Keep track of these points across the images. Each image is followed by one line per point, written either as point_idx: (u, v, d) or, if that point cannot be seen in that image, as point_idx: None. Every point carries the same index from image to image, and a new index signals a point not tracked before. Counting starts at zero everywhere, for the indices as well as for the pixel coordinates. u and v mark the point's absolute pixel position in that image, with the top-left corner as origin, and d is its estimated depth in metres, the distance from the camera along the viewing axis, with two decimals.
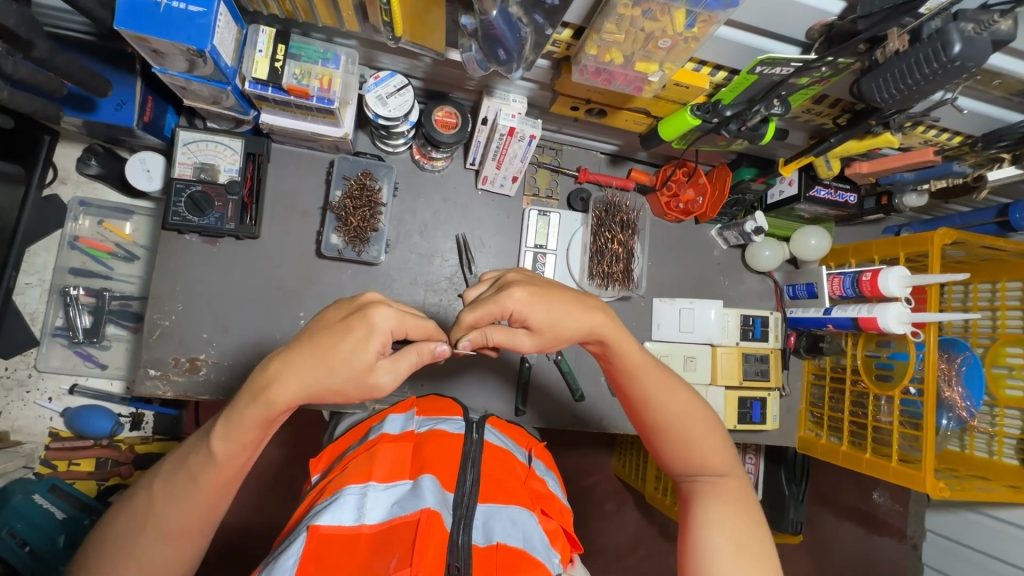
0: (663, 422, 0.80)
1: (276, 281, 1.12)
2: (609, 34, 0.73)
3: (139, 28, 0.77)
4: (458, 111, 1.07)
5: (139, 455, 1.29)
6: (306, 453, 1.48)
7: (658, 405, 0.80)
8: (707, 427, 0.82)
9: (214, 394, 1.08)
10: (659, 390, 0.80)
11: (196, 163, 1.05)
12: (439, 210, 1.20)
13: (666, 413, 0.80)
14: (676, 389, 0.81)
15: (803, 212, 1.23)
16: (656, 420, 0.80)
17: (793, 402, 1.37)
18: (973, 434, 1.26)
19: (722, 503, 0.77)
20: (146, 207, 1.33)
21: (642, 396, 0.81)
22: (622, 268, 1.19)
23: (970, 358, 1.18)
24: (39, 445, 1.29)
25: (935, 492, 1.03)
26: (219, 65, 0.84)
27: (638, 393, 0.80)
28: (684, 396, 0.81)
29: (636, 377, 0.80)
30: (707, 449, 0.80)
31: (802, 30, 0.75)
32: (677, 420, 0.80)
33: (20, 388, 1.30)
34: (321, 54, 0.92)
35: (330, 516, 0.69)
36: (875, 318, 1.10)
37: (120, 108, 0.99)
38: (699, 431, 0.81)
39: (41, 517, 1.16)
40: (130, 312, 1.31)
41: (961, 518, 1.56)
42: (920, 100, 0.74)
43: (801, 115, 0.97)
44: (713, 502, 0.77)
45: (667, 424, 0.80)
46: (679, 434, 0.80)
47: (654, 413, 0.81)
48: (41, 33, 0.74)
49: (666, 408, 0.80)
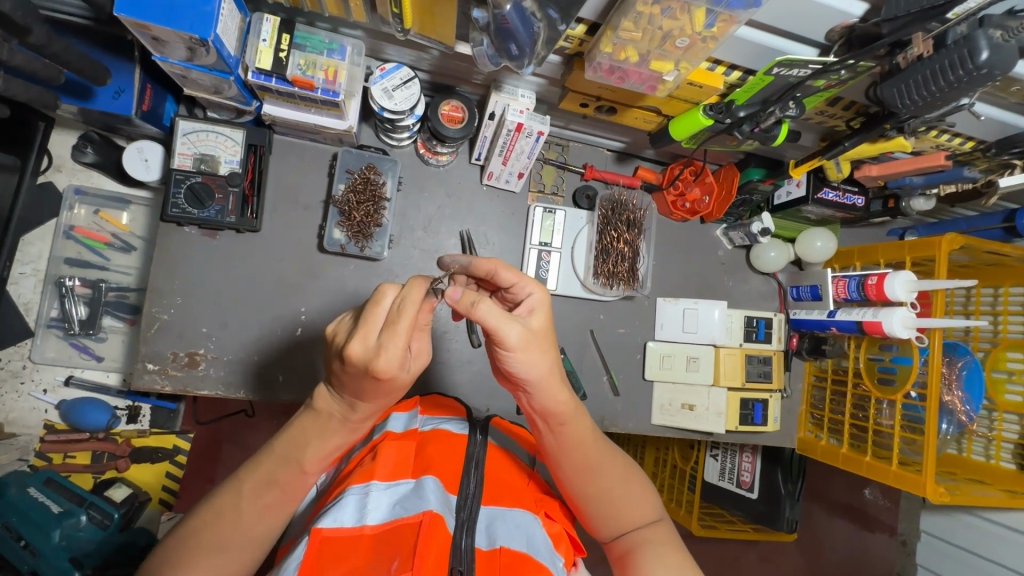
0: (599, 491, 0.79)
1: (278, 275, 1.10)
2: (626, 32, 0.71)
3: (139, 15, 0.74)
4: (465, 105, 1.05)
5: (135, 449, 1.31)
6: None
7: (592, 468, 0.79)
8: (637, 484, 0.83)
9: (214, 389, 1.07)
10: (592, 452, 0.79)
11: (196, 153, 1.02)
12: (443, 205, 1.19)
13: (602, 482, 0.80)
14: (606, 450, 0.82)
15: (810, 214, 1.22)
16: (591, 484, 0.79)
17: (793, 404, 1.37)
18: (970, 438, 1.26)
19: (663, 553, 0.77)
20: (143, 197, 1.30)
21: (581, 465, 0.79)
22: (628, 267, 1.18)
23: (971, 363, 1.19)
24: (34, 437, 1.27)
25: (934, 497, 1.03)
26: (223, 55, 0.82)
27: (573, 458, 0.79)
28: (611, 456, 0.82)
29: (574, 446, 0.78)
30: (637, 509, 0.80)
31: (821, 31, 0.73)
32: (608, 481, 0.80)
33: (14, 379, 1.28)
34: (327, 45, 0.90)
35: (331, 518, 0.68)
36: (880, 323, 1.09)
37: (119, 96, 0.97)
38: (634, 487, 0.82)
39: (35, 509, 1.14)
40: (126, 304, 1.29)
41: (954, 518, 1.58)
42: (941, 106, 0.73)
43: (814, 117, 0.95)
44: (655, 555, 0.77)
45: (603, 493, 0.79)
46: (614, 500, 0.80)
47: (590, 484, 0.79)
48: (38, 18, 0.71)
49: (602, 475, 0.80)
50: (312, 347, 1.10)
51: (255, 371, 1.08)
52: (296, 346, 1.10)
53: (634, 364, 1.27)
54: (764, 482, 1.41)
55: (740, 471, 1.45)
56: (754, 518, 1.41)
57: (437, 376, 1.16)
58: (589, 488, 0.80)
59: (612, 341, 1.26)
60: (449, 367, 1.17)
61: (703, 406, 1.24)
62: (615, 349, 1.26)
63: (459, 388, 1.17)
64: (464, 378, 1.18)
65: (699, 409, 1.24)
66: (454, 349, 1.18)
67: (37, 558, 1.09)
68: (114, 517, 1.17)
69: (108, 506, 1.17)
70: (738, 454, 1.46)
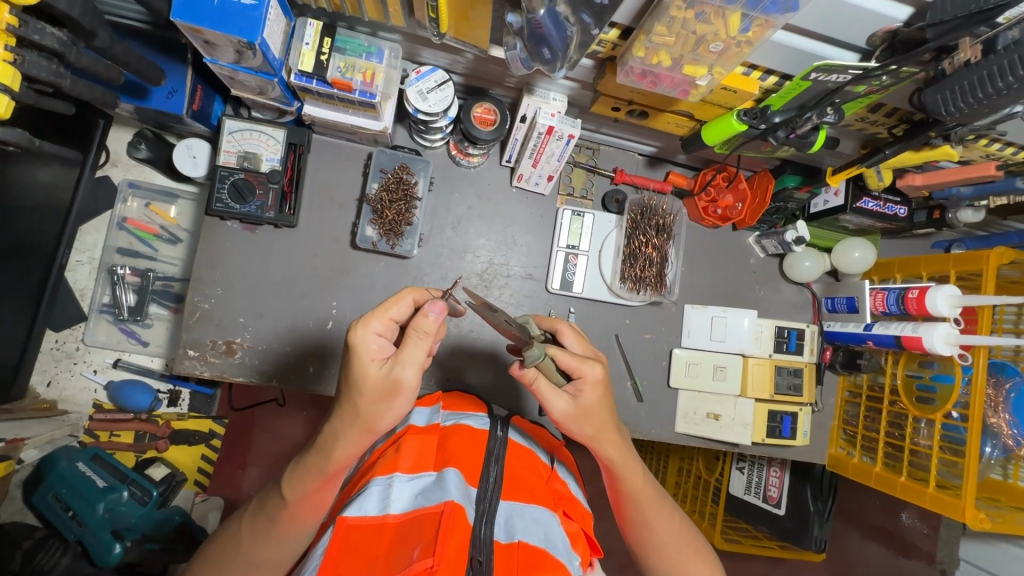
0: (657, 544, 0.86)
1: (312, 270, 1.14)
2: (659, 36, 0.72)
3: (194, 20, 0.79)
4: (497, 108, 1.07)
5: (174, 431, 1.38)
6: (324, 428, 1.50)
7: (651, 519, 0.86)
8: (693, 545, 0.88)
9: (249, 376, 1.12)
10: (655, 503, 0.86)
11: (240, 151, 1.07)
12: (473, 205, 1.20)
13: (658, 537, 0.86)
14: (665, 508, 0.88)
15: (848, 222, 1.16)
16: (648, 535, 0.86)
17: (825, 419, 1.32)
18: (1017, 463, 1.14)
19: None
20: (190, 191, 1.37)
21: (639, 518, 0.86)
22: (656, 272, 1.17)
23: (1020, 385, 1.12)
24: (84, 415, 1.35)
25: (974, 523, 0.98)
26: (269, 58, 0.86)
27: (639, 504, 0.86)
28: (671, 512, 0.88)
29: (637, 501, 0.86)
30: (691, 568, 0.86)
31: (862, 36, 0.72)
32: (666, 539, 0.86)
33: (68, 359, 1.36)
34: (366, 48, 0.94)
35: (357, 508, 0.71)
36: (919, 338, 1.04)
37: (172, 96, 1.03)
38: (689, 553, 0.86)
39: (82, 482, 1.21)
40: (171, 293, 1.36)
41: (998, 549, 1.50)
42: (987, 115, 0.71)
43: (854, 124, 0.93)
44: None
45: (661, 545, 0.86)
46: (669, 555, 0.86)
47: (648, 535, 0.86)
48: (102, 23, 0.77)
49: (660, 530, 0.86)
50: (341, 341, 1.13)
51: (287, 361, 1.13)
52: (326, 339, 1.13)
53: (659, 370, 1.26)
54: (792, 499, 1.40)
55: (768, 486, 1.44)
56: (781, 534, 1.40)
57: (459, 374, 1.18)
58: (647, 539, 0.87)
59: (637, 347, 1.25)
60: (473, 366, 1.19)
61: (729, 416, 1.22)
62: (640, 355, 1.25)
63: (483, 387, 1.18)
64: (487, 377, 1.19)
65: (725, 420, 1.22)
66: (479, 349, 1.19)
67: (84, 527, 1.17)
68: (153, 494, 1.23)
69: (147, 484, 1.24)
70: (765, 468, 1.45)
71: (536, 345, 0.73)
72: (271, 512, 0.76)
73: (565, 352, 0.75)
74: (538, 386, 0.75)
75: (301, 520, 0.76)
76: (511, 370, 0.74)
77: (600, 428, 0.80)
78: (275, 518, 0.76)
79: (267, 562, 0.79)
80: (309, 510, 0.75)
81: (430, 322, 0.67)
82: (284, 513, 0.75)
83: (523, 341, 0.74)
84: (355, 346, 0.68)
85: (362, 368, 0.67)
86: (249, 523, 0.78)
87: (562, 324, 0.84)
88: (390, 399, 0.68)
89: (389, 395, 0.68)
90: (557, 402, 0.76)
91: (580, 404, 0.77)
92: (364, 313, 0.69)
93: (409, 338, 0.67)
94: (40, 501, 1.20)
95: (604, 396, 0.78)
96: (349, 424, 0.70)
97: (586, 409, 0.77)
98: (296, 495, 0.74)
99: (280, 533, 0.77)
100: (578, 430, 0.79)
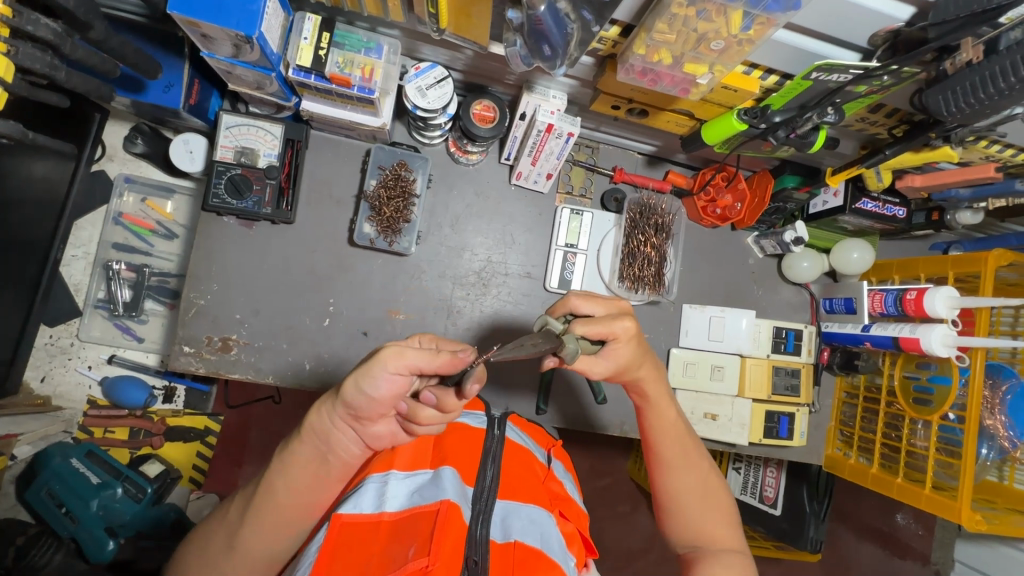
0: (679, 491, 0.86)
1: (309, 267, 1.13)
2: (660, 34, 0.71)
3: (189, 13, 0.78)
4: (497, 105, 1.06)
5: (170, 428, 1.37)
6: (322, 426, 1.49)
7: (675, 466, 0.86)
8: (715, 497, 0.87)
9: (245, 373, 1.11)
10: (679, 452, 0.86)
11: (237, 146, 1.06)
12: (472, 203, 1.20)
13: (683, 483, 0.86)
14: (692, 453, 0.88)
15: (847, 224, 1.17)
16: (670, 481, 0.86)
17: (822, 419, 1.32)
18: (1013, 465, 1.16)
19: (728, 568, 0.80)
20: (187, 187, 1.37)
21: (666, 460, 0.86)
22: (654, 272, 1.17)
23: (1017, 387, 1.12)
24: (78, 411, 1.34)
25: (969, 524, 0.99)
26: (266, 52, 0.85)
27: (663, 451, 0.86)
28: (697, 462, 0.88)
29: (667, 441, 0.86)
30: (712, 518, 0.85)
31: (864, 36, 0.72)
32: (687, 487, 0.86)
33: (62, 355, 1.35)
34: (364, 43, 0.93)
35: (352, 505, 0.71)
36: (917, 339, 1.04)
37: (168, 90, 1.02)
38: (709, 506, 0.86)
39: (76, 479, 1.20)
40: (167, 289, 1.35)
41: (993, 550, 1.51)
42: (988, 117, 0.71)
43: (854, 124, 0.93)
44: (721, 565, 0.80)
45: (683, 492, 0.86)
46: (690, 504, 0.86)
47: (673, 480, 0.86)
48: (98, 15, 0.76)
49: (684, 477, 0.86)
50: (338, 338, 1.13)
51: (283, 358, 1.12)
52: (323, 336, 1.13)
53: None
54: (788, 500, 1.40)
55: (764, 486, 1.44)
56: (776, 534, 1.42)
57: None
58: (668, 486, 0.87)
59: None
60: None
61: (726, 416, 1.22)
62: None
63: (481, 382, 1.18)
64: (484, 376, 1.18)
65: (722, 420, 1.22)
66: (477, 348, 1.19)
67: (77, 523, 1.17)
68: (148, 491, 1.22)
69: (142, 481, 1.22)
70: (761, 468, 1.45)
71: (569, 340, 0.70)
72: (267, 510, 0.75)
73: (592, 324, 0.73)
74: (576, 363, 0.76)
75: (298, 518, 0.75)
76: (549, 364, 0.76)
77: (639, 374, 0.80)
78: (270, 516, 0.74)
79: (259, 560, 0.76)
80: (305, 507, 0.74)
81: (436, 328, 0.62)
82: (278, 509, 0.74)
83: (554, 344, 0.70)
84: (358, 327, 0.68)
85: (362, 347, 0.67)
86: (242, 520, 0.77)
87: (573, 297, 0.79)
88: (376, 384, 0.64)
89: (372, 384, 0.64)
90: (597, 369, 0.77)
91: (618, 361, 0.77)
92: (391, 316, 0.70)
93: (407, 336, 0.64)
94: (33, 497, 1.20)
95: (639, 345, 0.77)
96: (350, 421, 0.69)
97: (625, 363, 0.77)
98: (290, 491, 0.72)
99: (272, 531, 0.75)
100: (616, 381, 0.81)
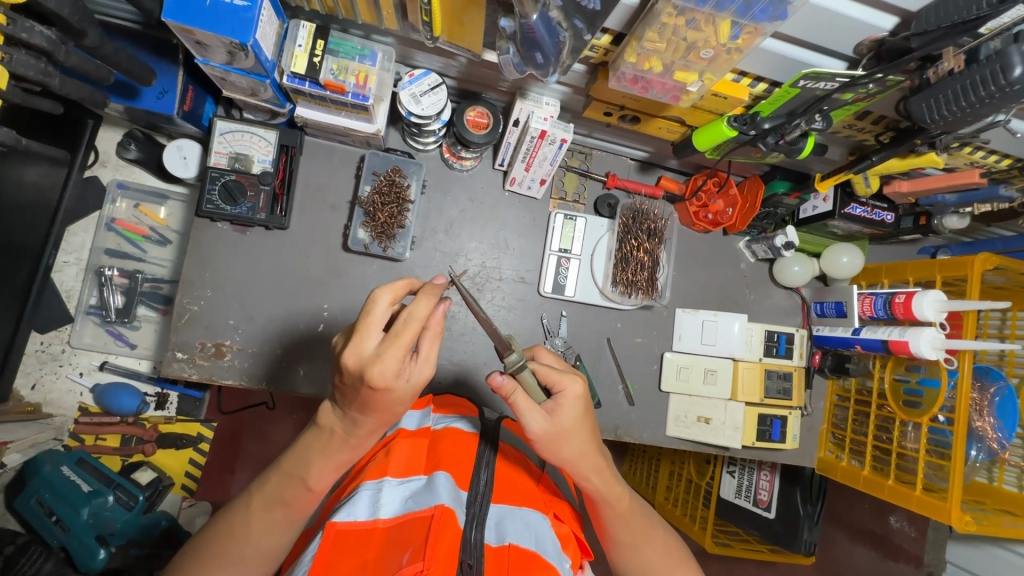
0: (645, 561, 0.85)
1: (302, 272, 1.13)
2: (650, 43, 0.72)
3: (185, 21, 0.78)
4: (490, 111, 1.07)
5: (161, 435, 1.37)
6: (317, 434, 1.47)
7: (637, 538, 0.86)
8: (678, 560, 0.88)
9: (238, 379, 1.11)
10: (637, 524, 0.86)
11: (231, 152, 1.07)
12: (466, 208, 1.21)
13: (646, 552, 0.86)
14: (647, 523, 0.88)
15: (837, 229, 1.19)
16: (637, 553, 0.86)
17: (814, 422, 1.32)
18: (1002, 467, 1.18)
19: None
20: (180, 192, 1.36)
21: (626, 539, 0.85)
22: (648, 276, 1.18)
23: (1004, 389, 1.13)
24: (69, 419, 1.33)
25: (960, 525, 0.99)
26: (260, 59, 0.85)
27: (620, 528, 0.85)
28: (655, 530, 0.88)
29: (623, 521, 0.85)
30: None
31: (849, 45, 0.73)
32: (652, 556, 0.86)
33: (53, 361, 1.34)
34: (359, 50, 0.94)
35: (346, 513, 0.71)
36: (906, 342, 1.05)
37: (162, 96, 1.02)
38: (675, 569, 0.86)
39: (66, 487, 1.19)
40: (160, 294, 1.35)
41: (985, 551, 1.53)
42: (972, 123, 0.73)
43: (842, 131, 0.94)
44: None
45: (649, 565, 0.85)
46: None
47: (636, 552, 0.86)
48: (92, 22, 0.77)
49: (646, 548, 0.86)
50: (332, 343, 1.13)
51: (278, 363, 1.12)
52: (318, 341, 1.13)
53: (650, 374, 1.26)
54: (782, 503, 1.41)
55: (757, 489, 1.45)
56: (771, 538, 1.43)
57: (451, 376, 1.18)
58: (633, 558, 0.86)
59: (629, 350, 1.25)
60: (465, 368, 1.18)
61: (720, 419, 1.23)
62: (631, 359, 1.25)
63: (476, 384, 1.18)
64: (477, 380, 1.18)
65: (716, 423, 1.23)
66: (471, 352, 1.19)
67: (68, 533, 1.17)
68: (139, 498, 1.21)
69: (134, 488, 1.21)
70: (755, 472, 1.46)
71: (516, 354, 0.75)
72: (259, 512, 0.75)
73: (543, 365, 0.77)
74: (516, 399, 0.74)
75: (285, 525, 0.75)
76: (492, 381, 0.72)
77: (582, 448, 0.78)
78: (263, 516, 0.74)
79: (241, 563, 0.75)
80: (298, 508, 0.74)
81: (441, 316, 0.68)
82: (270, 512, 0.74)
83: (505, 347, 0.76)
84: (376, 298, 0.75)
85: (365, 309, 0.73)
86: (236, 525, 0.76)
87: (540, 348, 0.84)
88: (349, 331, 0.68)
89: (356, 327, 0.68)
90: (533, 418, 0.74)
91: (558, 422, 0.75)
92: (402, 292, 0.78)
93: (424, 335, 0.67)
94: (23, 506, 1.19)
95: (584, 415, 0.77)
96: None
97: (565, 426, 0.75)
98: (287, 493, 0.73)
99: (255, 533, 0.75)
100: (557, 453, 0.77)
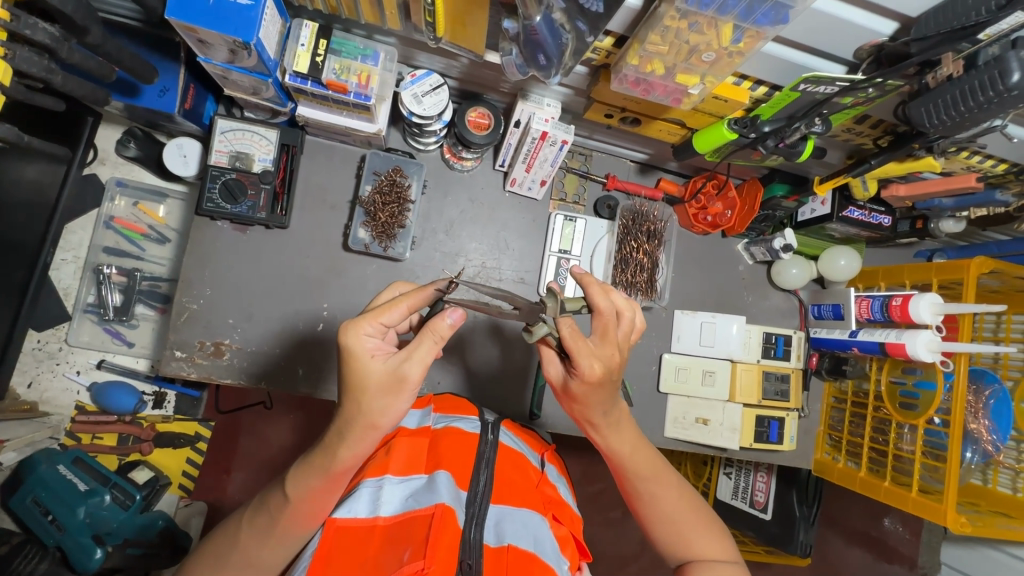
0: (659, 509, 0.86)
1: (300, 271, 1.13)
2: (653, 45, 0.73)
3: (188, 19, 0.78)
4: (491, 112, 1.07)
5: (159, 434, 1.36)
6: (313, 433, 1.46)
7: (648, 486, 0.86)
8: (695, 512, 0.87)
9: (236, 378, 1.11)
10: (650, 473, 0.86)
11: (231, 151, 1.07)
12: (466, 209, 1.21)
13: (659, 501, 0.86)
14: (662, 473, 0.87)
15: (834, 231, 1.20)
16: (649, 501, 0.87)
17: (811, 424, 1.33)
18: (997, 469, 1.18)
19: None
20: (179, 190, 1.36)
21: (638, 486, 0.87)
22: (647, 277, 1.20)
23: (999, 392, 1.14)
24: (65, 417, 1.33)
25: (955, 526, 1.00)
26: (263, 58, 0.85)
27: (632, 475, 0.86)
28: (670, 480, 0.88)
29: (634, 469, 0.86)
30: (695, 533, 0.85)
31: (850, 48, 0.74)
32: (665, 504, 0.86)
33: (50, 359, 1.34)
34: (361, 50, 0.94)
35: (347, 509, 0.71)
36: (903, 345, 1.06)
37: (163, 94, 1.02)
38: (690, 520, 0.86)
39: (63, 486, 1.18)
40: (158, 293, 1.34)
41: (980, 553, 1.54)
42: (969, 128, 0.74)
43: (841, 135, 0.95)
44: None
45: (666, 518, 0.86)
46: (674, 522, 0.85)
47: (649, 501, 0.87)
48: (95, 20, 0.77)
49: (658, 498, 0.86)
50: (331, 343, 1.13)
51: (277, 362, 1.12)
52: (316, 340, 1.12)
53: (649, 375, 1.26)
54: (778, 504, 1.40)
55: (754, 491, 1.45)
56: (767, 539, 1.41)
57: (450, 376, 1.18)
58: (647, 506, 0.87)
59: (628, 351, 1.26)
60: (465, 368, 1.18)
61: (718, 420, 1.23)
62: (630, 359, 1.26)
63: (475, 384, 1.18)
64: (476, 380, 1.18)
65: (714, 424, 1.23)
66: (471, 353, 1.19)
67: (64, 532, 1.15)
68: (136, 498, 1.21)
69: (130, 488, 1.21)
70: (751, 473, 1.46)
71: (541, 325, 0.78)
72: (258, 511, 0.74)
73: (566, 337, 0.73)
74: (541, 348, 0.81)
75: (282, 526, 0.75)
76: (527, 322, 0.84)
77: (591, 406, 0.80)
78: (262, 515, 0.74)
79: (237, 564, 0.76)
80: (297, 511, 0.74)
81: (447, 326, 0.67)
82: (269, 512, 0.74)
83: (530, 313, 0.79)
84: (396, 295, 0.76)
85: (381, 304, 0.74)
86: (236, 525, 0.77)
87: (602, 308, 0.77)
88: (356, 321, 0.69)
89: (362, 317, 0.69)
90: (550, 370, 0.81)
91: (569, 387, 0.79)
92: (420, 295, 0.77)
93: (422, 338, 0.67)
94: (19, 504, 1.18)
95: (598, 391, 0.76)
96: (341, 420, 0.68)
97: (578, 395, 0.78)
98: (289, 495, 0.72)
99: (252, 535, 0.75)
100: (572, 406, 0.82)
